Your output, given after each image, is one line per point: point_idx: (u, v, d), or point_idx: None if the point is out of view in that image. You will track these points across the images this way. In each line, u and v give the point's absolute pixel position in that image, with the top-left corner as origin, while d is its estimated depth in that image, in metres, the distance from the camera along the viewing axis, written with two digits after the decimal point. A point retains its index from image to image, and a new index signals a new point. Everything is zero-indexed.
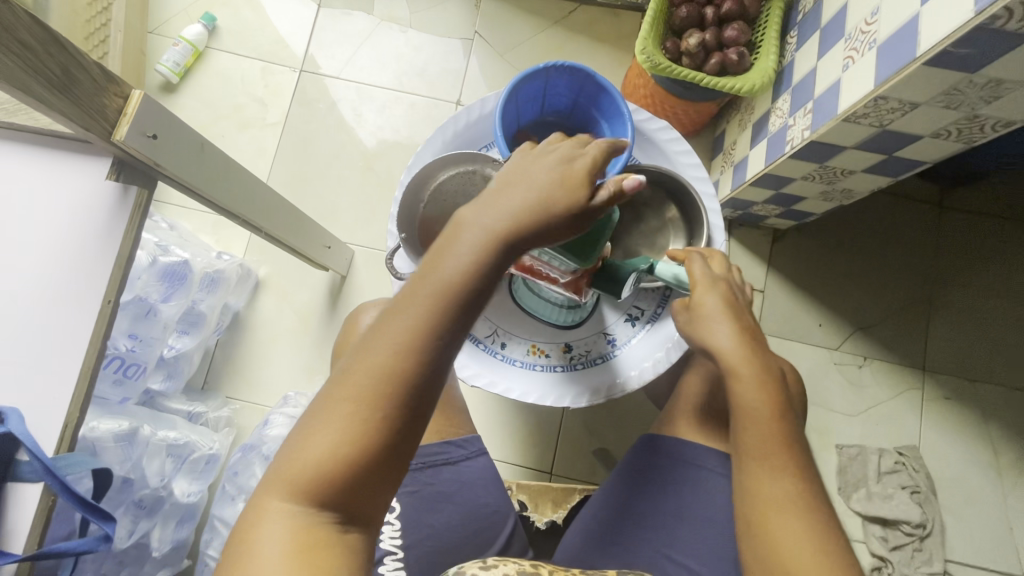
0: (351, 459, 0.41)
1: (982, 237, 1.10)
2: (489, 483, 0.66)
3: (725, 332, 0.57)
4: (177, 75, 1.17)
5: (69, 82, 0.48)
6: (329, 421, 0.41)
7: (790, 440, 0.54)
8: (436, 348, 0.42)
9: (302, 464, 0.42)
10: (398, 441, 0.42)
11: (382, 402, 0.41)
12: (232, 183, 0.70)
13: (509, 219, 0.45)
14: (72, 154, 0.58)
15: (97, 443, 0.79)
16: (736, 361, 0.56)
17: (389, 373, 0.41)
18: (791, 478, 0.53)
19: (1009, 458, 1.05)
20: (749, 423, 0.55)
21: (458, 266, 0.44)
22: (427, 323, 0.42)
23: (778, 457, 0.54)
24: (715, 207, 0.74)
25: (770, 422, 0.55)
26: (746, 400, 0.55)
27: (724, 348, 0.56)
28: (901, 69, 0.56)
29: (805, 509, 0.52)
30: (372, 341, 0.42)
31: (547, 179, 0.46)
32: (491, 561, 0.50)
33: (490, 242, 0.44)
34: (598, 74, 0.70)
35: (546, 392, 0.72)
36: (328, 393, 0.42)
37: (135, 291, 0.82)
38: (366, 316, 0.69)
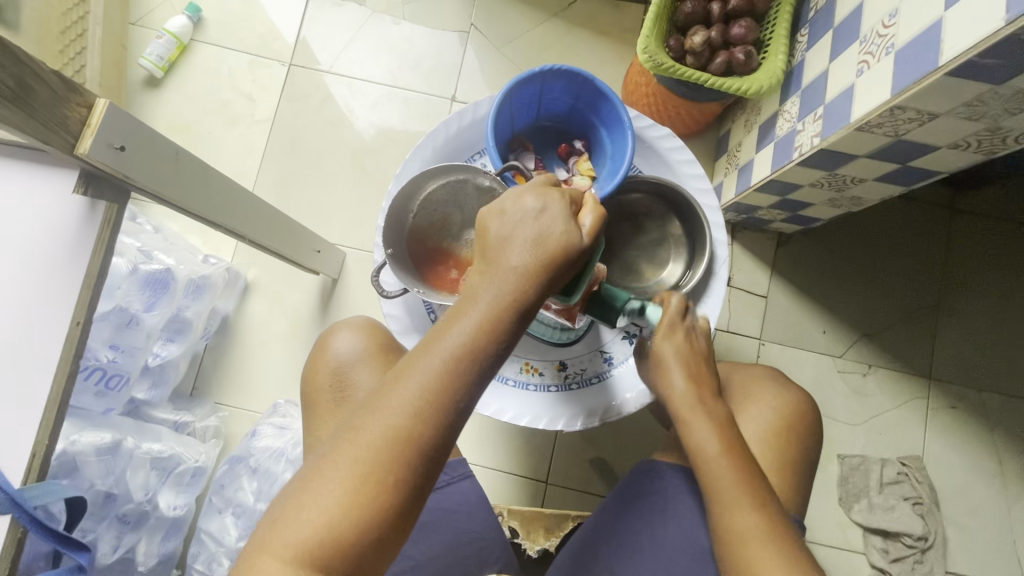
0: (354, 528, 0.40)
1: (994, 242, 1.06)
2: (475, 508, 0.64)
3: (679, 378, 0.57)
4: (161, 69, 1.12)
5: (24, 94, 0.45)
6: (329, 488, 0.40)
7: (751, 474, 0.53)
8: (450, 410, 0.42)
9: (296, 534, 0.40)
10: (406, 505, 0.41)
11: (388, 469, 0.41)
12: (211, 191, 0.67)
13: (513, 276, 0.44)
14: (36, 167, 0.55)
15: (79, 457, 0.78)
16: (685, 406, 0.57)
17: (395, 440, 0.41)
18: (757, 512, 0.52)
19: (1015, 469, 1.03)
20: (712, 464, 0.54)
21: (473, 325, 0.43)
22: (436, 387, 0.42)
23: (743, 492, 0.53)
24: (719, 220, 0.71)
25: (726, 461, 0.54)
26: (701, 443, 0.55)
27: (676, 394, 0.57)
28: (921, 79, 0.53)
29: (777, 544, 0.51)
30: (375, 406, 0.42)
31: (550, 222, 0.44)
32: None
33: (497, 301, 0.43)
34: (596, 79, 0.66)
35: (541, 414, 0.71)
36: (327, 459, 0.41)
37: (116, 301, 0.79)
38: (338, 338, 0.64)
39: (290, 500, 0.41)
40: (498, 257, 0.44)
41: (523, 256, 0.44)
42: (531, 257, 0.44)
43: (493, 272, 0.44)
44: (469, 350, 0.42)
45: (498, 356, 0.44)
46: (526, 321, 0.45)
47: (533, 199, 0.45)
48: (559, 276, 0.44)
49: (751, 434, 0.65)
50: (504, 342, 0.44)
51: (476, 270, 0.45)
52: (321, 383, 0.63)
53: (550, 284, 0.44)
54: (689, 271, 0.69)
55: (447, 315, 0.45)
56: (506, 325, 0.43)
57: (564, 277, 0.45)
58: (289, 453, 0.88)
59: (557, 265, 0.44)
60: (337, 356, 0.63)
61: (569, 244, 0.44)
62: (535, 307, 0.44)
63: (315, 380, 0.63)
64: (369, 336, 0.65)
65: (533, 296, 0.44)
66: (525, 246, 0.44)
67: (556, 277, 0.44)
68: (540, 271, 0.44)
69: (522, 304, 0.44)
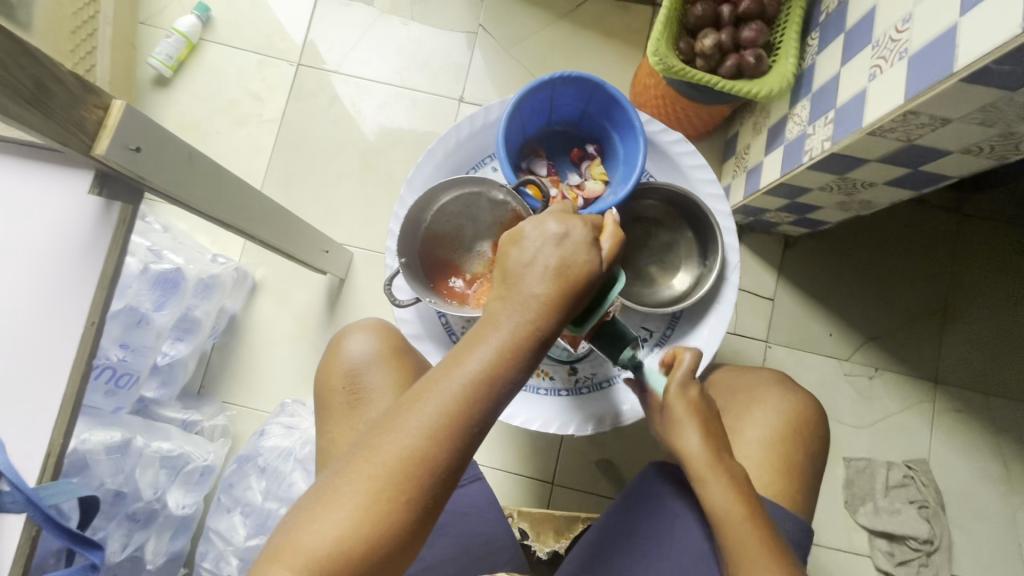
0: (364, 547, 0.40)
1: (1002, 247, 1.06)
2: (485, 511, 0.64)
3: (695, 437, 0.56)
4: (170, 68, 1.13)
5: (43, 96, 0.45)
6: (342, 504, 0.40)
7: (771, 541, 0.52)
8: (467, 433, 0.42)
9: (306, 549, 0.40)
10: (417, 526, 0.41)
11: (401, 489, 0.41)
12: (224, 191, 0.67)
13: (534, 302, 0.45)
14: (52, 167, 0.55)
15: (89, 455, 0.79)
16: (702, 466, 0.56)
17: (410, 460, 0.41)
18: None
19: (1021, 473, 1.03)
20: (729, 526, 0.53)
21: (493, 348, 0.44)
22: (454, 407, 0.42)
23: (761, 552, 0.52)
24: (730, 226, 0.71)
25: (748, 528, 0.53)
26: (720, 506, 0.54)
27: (693, 452, 0.56)
28: (935, 84, 0.53)
29: None
30: (392, 425, 0.42)
31: (570, 250, 0.46)
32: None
33: (517, 327, 0.44)
34: (607, 84, 0.66)
35: (552, 418, 0.71)
36: (341, 475, 0.41)
37: (126, 300, 0.80)
38: (351, 339, 0.65)
39: (303, 514, 0.41)
40: (519, 282, 0.45)
41: (544, 283, 0.45)
42: (552, 285, 0.45)
43: (513, 297, 0.45)
44: (488, 374, 0.43)
45: (516, 381, 0.44)
46: (546, 349, 0.46)
47: (555, 225, 0.47)
48: (577, 303, 0.46)
49: (756, 436, 0.65)
50: (523, 367, 0.44)
51: (498, 294, 0.46)
52: (333, 386, 0.63)
53: (569, 311, 0.45)
54: (702, 276, 0.70)
55: (468, 337, 0.45)
56: (525, 351, 0.44)
57: (581, 304, 0.46)
58: (298, 452, 0.88)
59: (577, 293, 0.45)
60: (350, 358, 0.63)
61: (587, 273, 0.45)
62: (553, 333, 0.45)
63: (329, 380, 0.63)
64: (382, 339, 0.65)
65: (553, 323, 0.45)
66: (546, 272, 0.45)
67: (575, 304, 0.46)
68: (560, 298, 0.45)
69: (541, 331, 0.44)
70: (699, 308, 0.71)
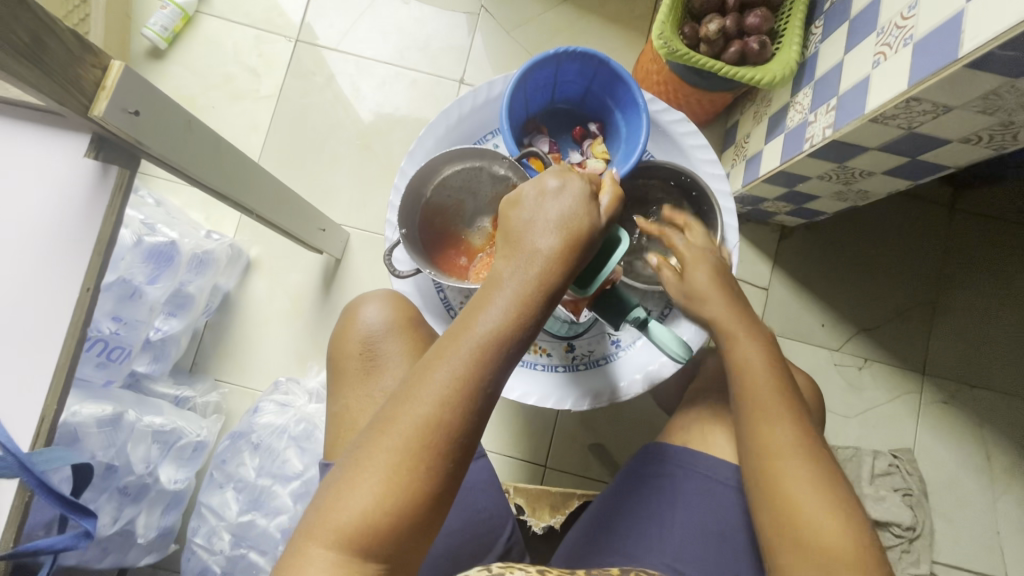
0: (392, 516, 0.40)
1: (991, 242, 1.08)
2: (487, 488, 0.65)
3: (718, 306, 0.60)
4: (165, 40, 1.10)
5: (40, 51, 0.44)
6: (365, 478, 0.40)
7: (785, 390, 0.57)
8: (482, 396, 0.42)
9: (336, 523, 0.40)
10: (443, 492, 0.42)
11: (422, 456, 0.41)
12: (223, 163, 0.66)
13: (539, 258, 0.45)
14: (48, 130, 0.54)
15: (80, 428, 0.78)
16: (728, 324, 0.59)
17: (427, 426, 0.41)
18: (792, 425, 0.55)
19: (1002, 463, 1.05)
20: (751, 381, 0.57)
21: (499, 310, 0.43)
22: (467, 373, 0.42)
23: (781, 407, 0.56)
24: (730, 206, 0.72)
25: (769, 381, 0.57)
26: (745, 361, 0.58)
27: (718, 315, 0.59)
28: (939, 71, 0.53)
29: (809, 456, 0.54)
30: (408, 395, 0.42)
31: (570, 205, 0.46)
32: (497, 568, 0.46)
33: (522, 285, 0.44)
34: (612, 61, 0.66)
35: (548, 394, 0.71)
36: (362, 450, 0.41)
37: (120, 272, 0.79)
38: (366, 309, 0.64)
39: (328, 493, 0.41)
40: (522, 240, 0.46)
41: (548, 237, 0.45)
42: (556, 239, 0.45)
43: (518, 256, 0.45)
44: (498, 334, 0.43)
45: (526, 339, 0.44)
46: (553, 307, 0.46)
47: (553, 181, 0.47)
48: (582, 258, 0.46)
49: None
50: (533, 325, 0.44)
51: (500, 258, 0.46)
52: (348, 352, 0.63)
53: (573, 265, 0.45)
54: None
55: (472, 304, 0.45)
56: (533, 308, 0.44)
57: (585, 259, 0.46)
58: (292, 430, 0.88)
59: (581, 247, 0.46)
60: (366, 326, 0.63)
61: (587, 228, 0.46)
62: (560, 289, 0.45)
63: (343, 348, 0.63)
64: (394, 308, 0.64)
65: (559, 278, 0.45)
66: (550, 227, 0.45)
67: (579, 259, 0.46)
68: (564, 253, 0.45)
69: (548, 287, 0.44)
70: None
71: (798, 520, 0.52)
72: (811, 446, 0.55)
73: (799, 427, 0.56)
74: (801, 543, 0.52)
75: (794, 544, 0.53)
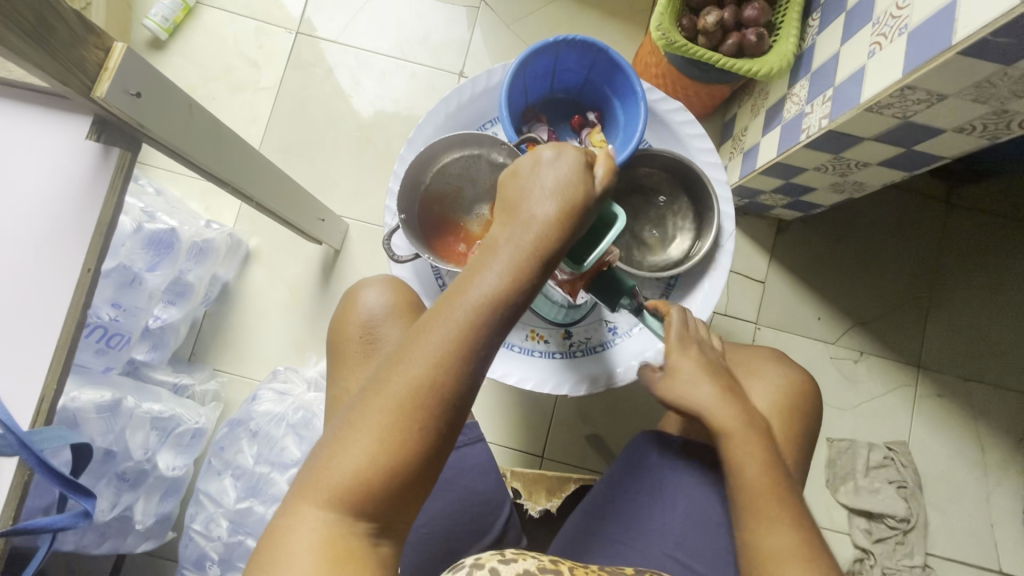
0: (383, 475, 0.41)
1: (987, 237, 1.09)
2: (485, 470, 0.66)
3: (705, 393, 0.59)
4: (166, 31, 1.11)
5: (44, 30, 0.45)
6: (358, 439, 0.41)
7: (784, 489, 0.55)
8: (475, 360, 0.43)
9: (330, 481, 0.41)
10: (435, 454, 0.42)
11: (414, 418, 0.41)
12: (223, 148, 0.66)
13: (534, 226, 0.45)
14: (51, 112, 0.54)
15: (79, 414, 0.78)
16: (717, 418, 0.58)
17: (420, 387, 0.41)
18: (792, 527, 0.54)
19: (996, 456, 1.06)
20: (747, 476, 0.56)
21: (493, 276, 0.44)
22: (460, 337, 0.42)
23: (779, 510, 0.54)
24: (727, 195, 0.72)
25: (767, 476, 0.55)
26: (740, 459, 0.56)
27: (706, 405, 0.58)
28: (933, 58, 0.54)
29: (811, 557, 0.52)
30: (402, 357, 0.43)
31: (565, 174, 0.46)
32: (510, 554, 0.47)
33: (517, 251, 0.44)
34: (611, 49, 0.67)
35: (545, 379, 0.71)
36: (356, 411, 0.42)
37: (119, 259, 0.79)
38: (366, 292, 0.65)
39: (323, 452, 0.42)
40: (518, 209, 0.46)
41: (543, 206, 0.45)
42: (552, 207, 0.45)
43: (514, 224, 0.46)
44: (492, 299, 0.43)
45: (520, 305, 0.44)
46: (548, 275, 0.46)
47: (548, 151, 0.47)
48: (577, 227, 0.46)
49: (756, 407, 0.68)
50: (527, 291, 0.44)
51: (495, 228, 0.47)
52: (349, 335, 0.64)
53: (568, 234, 0.46)
54: (698, 243, 0.70)
55: (466, 270, 0.45)
56: (527, 275, 0.44)
57: (581, 228, 0.47)
58: (290, 418, 0.88)
59: (576, 216, 0.46)
60: (366, 309, 0.64)
61: (582, 197, 0.46)
62: (554, 257, 0.46)
63: (342, 331, 0.64)
64: (397, 293, 0.65)
65: (554, 246, 0.45)
66: (546, 194, 0.46)
67: (574, 228, 0.46)
68: (560, 220, 0.45)
69: (543, 255, 0.45)
70: (695, 274, 0.72)
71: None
72: (812, 554, 0.53)
73: (801, 531, 0.54)
74: None
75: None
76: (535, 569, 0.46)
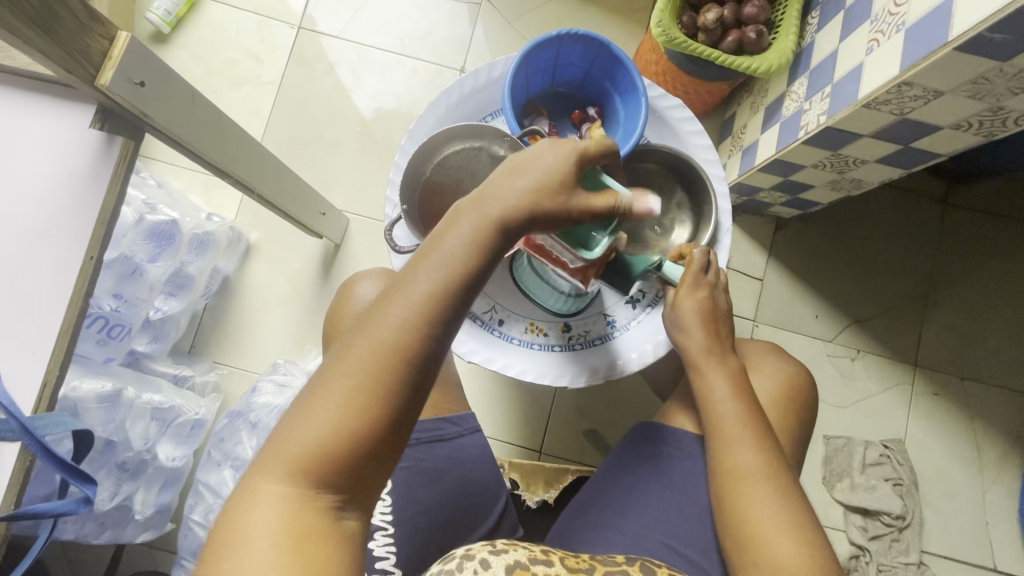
0: (347, 442, 0.41)
1: (983, 235, 1.10)
2: (484, 461, 0.67)
3: (697, 330, 0.64)
4: (168, 25, 1.11)
5: (50, 18, 0.45)
6: (322, 407, 0.41)
7: (754, 420, 0.59)
8: (437, 328, 0.43)
9: (293, 451, 0.41)
10: (399, 423, 0.42)
11: (377, 385, 0.41)
12: (225, 139, 0.67)
13: (499, 199, 0.46)
14: (58, 102, 0.55)
15: (79, 404, 0.79)
16: (698, 354, 0.64)
17: (384, 354, 0.42)
18: (759, 453, 0.58)
19: (991, 454, 1.07)
20: (715, 406, 0.61)
21: (457, 247, 0.44)
22: (423, 305, 0.43)
23: (746, 433, 0.59)
24: (725, 190, 0.73)
25: (735, 408, 0.60)
26: (712, 389, 0.62)
27: (691, 341, 0.64)
28: (930, 54, 0.55)
29: (774, 482, 0.57)
30: (366, 327, 0.43)
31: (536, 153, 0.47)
32: (501, 544, 0.48)
33: (481, 222, 0.45)
34: (612, 44, 0.68)
35: (544, 371, 0.72)
36: (322, 378, 0.42)
37: (121, 249, 0.80)
38: (360, 286, 0.66)
39: (287, 423, 0.42)
40: (488, 186, 0.47)
41: (511, 182, 0.46)
42: (518, 182, 0.46)
43: (484, 196, 0.46)
44: (456, 265, 0.44)
45: (484, 271, 0.45)
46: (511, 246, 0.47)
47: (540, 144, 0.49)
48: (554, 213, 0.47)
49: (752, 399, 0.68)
50: (490, 258, 0.45)
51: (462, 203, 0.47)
52: (344, 327, 0.64)
53: (540, 209, 0.46)
54: (695, 238, 0.71)
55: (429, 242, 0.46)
56: (490, 245, 0.45)
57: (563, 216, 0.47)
58: None
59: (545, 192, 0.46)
60: (359, 303, 0.64)
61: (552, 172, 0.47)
62: (522, 228, 0.46)
63: (338, 322, 0.65)
64: (391, 285, 0.66)
65: (520, 218, 0.46)
66: (514, 173, 0.47)
67: (549, 207, 0.46)
68: (530, 192, 0.46)
69: (507, 226, 0.45)
70: None
71: (752, 537, 0.55)
72: (775, 471, 0.57)
73: (765, 458, 0.58)
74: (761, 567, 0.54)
75: (750, 563, 0.55)
76: (526, 559, 0.47)
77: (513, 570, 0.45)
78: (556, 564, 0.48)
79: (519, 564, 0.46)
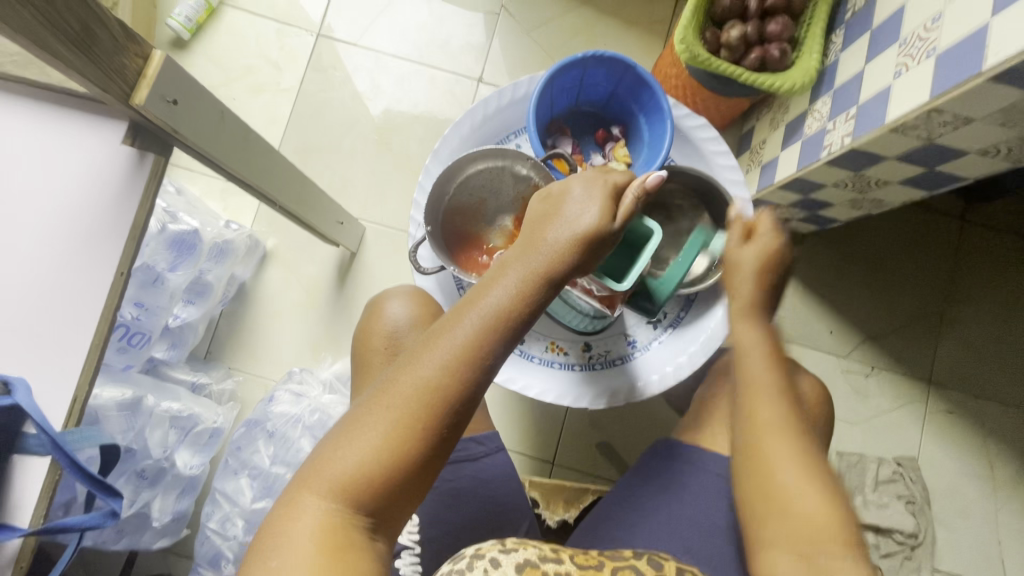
0: (386, 471, 0.42)
1: (1002, 254, 1.09)
2: (506, 480, 0.67)
3: (750, 284, 0.59)
4: (189, 31, 1.11)
5: (89, 39, 0.45)
6: (365, 433, 0.42)
7: (784, 387, 0.57)
8: (482, 370, 0.44)
9: (332, 474, 0.41)
10: (436, 457, 0.43)
11: (419, 419, 0.42)
12: (252, 154, 0.67)
13: (547, 249, 0.47)
14: (88, 117, 0.55)
15: (100, 411, 0.80)
16: (746, 304, 0.59)
17: (429, 390, 0.42)
18: (784, 412, 0.56)
19: (1005, 473, 1.06)
20: (750, 358, 0.58)
21: (506, 291, 0.45)
22: (470, 345, 0.43)
23: (776, 389, 0.56)
24: (748, 212, 0.73)
25: (768, 371, 0.57)
26: (745, 340, 0.58)
27: (746, 289, 0.59)
28: (962, 83, 0.55)
29: (798, 444, 0.55)
30: (412, 361, 0.44)
31: (583, 201, 0.49)
32: (511, 544, 0.48)
33: (530, 269, 0.46)
34: (639, 66, 0.68)
35: (564, 392, 0.73)
36: (366, 405, 0.43)
37: (144, 259, 0.80)
38: (391, 304, 0.68)
39: (328, 444, 0.43)
40: (538, 234, 0.48)
41: (561, 233, 0.47)
42: (569, 232, 0.47)
43: (536, 242, 0.48)
44: (504, 310, 0.45)
45: (528, 320, 0.46)
46: (555, 294, 0.47)
47: (580, 185, 0.50)
48: (592, 258, 0.48)
49: None
50: (536, 309, 0.46)
51: (513, 248, 0.49)
52: (373, 346, 0.66)
53: (582, 254, 0.47)
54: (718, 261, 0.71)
55: (479, 284, 0.47)
56: (537, 292, 0.46)
57: (598, 257, 0.49)
58: (306, 420, 0.90)
59: (592, 243, 0.47)
60: (390, 322, 0.66)
61: (603, 221, 0.48)
62: (565, 276, 0.47)
63: (368, 339, 0.67)
64: (418, 304, 0.68)
65: (565, 267, 0.47)
66: (564, 224, 0.48)
67: (594, 254, 0.48)
68: (580, 241, 0.47)
69: (553, 276, 0.47)
70: (715, 292, 0.73)
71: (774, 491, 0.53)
72: (799, 430, 0.55)
73: (794, 421, 0.56)
74: (778, 517, 0.52)
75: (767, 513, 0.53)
76: (536, 557, 0.46)
77: (524, 568, 0.45)
78: (567, 563, 0.47)
79: (528, 562, 0.46)
